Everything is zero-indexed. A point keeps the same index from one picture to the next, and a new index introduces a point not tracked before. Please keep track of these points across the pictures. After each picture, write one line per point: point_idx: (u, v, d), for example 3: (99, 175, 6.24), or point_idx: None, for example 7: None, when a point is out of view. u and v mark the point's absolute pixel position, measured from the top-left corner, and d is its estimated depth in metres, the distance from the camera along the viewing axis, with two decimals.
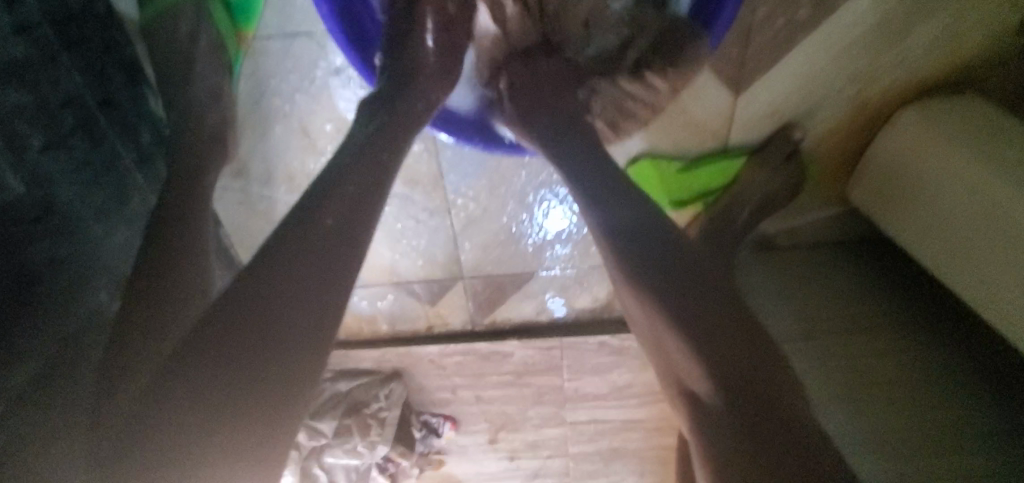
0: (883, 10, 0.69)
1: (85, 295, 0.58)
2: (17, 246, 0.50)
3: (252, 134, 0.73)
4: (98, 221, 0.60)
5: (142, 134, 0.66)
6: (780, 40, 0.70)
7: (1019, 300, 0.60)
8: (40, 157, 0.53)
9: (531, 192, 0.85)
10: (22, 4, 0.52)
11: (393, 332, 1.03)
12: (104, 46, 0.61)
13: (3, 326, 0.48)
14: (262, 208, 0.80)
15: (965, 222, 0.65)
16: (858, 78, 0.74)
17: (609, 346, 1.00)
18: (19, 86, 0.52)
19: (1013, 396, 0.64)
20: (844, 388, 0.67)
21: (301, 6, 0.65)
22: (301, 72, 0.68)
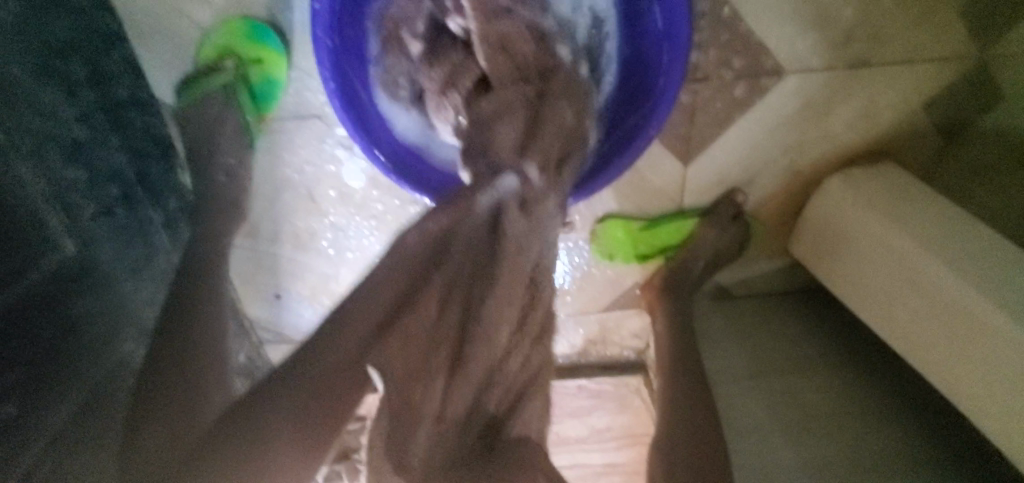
0: (805, 96, 0.82)
1: (117, 344, 0.65)
2: (61, 300, 0.57)
3: (265, 202, 0.84)
4: (128, 276, 0.67)
5: (169, 200, 0.75)
6: (721, 122, 0.83)
7: (927, 341, 0.69)
8: (89, 222, 0.61)
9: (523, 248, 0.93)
10: (83, 96, 0.62)
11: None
12: (143, 128, 0.71)
13: (45, 379, 0.55)
14: (268, 263, 0.90)
15: (879, 273, 0.76)
16: (789, 151, 0.86)
17: (587, 389, 1.03)
18: (78, 163, 0.61)
19: (936, 428, 0.72)
20: (793, 424, 0.75)
21: (313, 95, 0.75)
22: (310, 148, 0.79)
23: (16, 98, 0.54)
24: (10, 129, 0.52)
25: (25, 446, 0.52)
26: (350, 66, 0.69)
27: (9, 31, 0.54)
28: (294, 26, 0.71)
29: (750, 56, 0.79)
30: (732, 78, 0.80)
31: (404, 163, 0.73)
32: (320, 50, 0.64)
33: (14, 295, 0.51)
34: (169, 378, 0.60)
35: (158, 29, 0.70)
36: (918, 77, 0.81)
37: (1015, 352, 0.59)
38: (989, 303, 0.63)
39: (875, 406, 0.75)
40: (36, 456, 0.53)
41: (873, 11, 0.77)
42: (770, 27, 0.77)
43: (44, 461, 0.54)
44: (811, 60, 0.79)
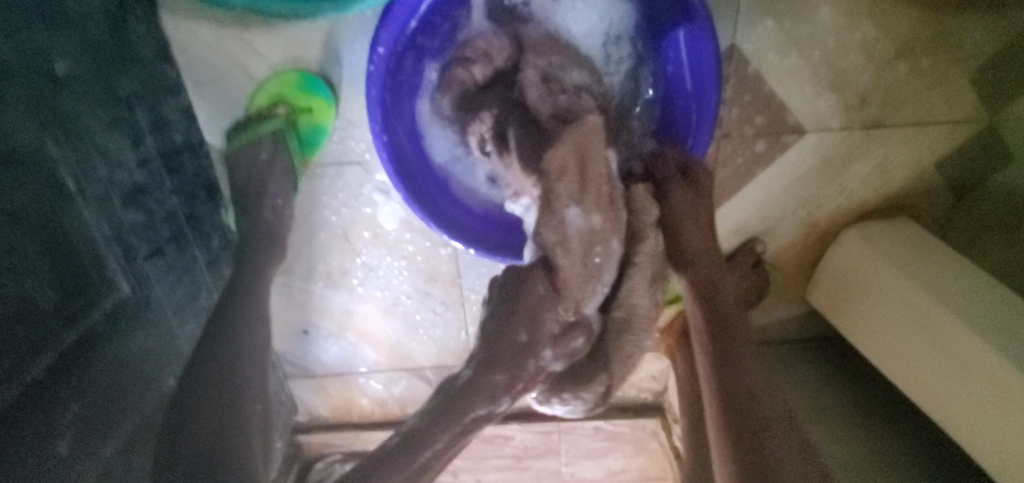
0: (822, 153, 0.85)
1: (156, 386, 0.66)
2: (115, 337, 0.59)
3: (302, 241, 0.87)
4: (175, 313, 0.69)
5: (213, 239, 0.77)
6: (742, 175, 0.87)
7: (942, 392, 0.71)
8: (143, 262, 0.63)
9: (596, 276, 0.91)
10: (143, 143, 0.65)
11: (383, 419, 1.07)
12: (194, 170, 0.74)
13: (96, 415, 0.56)
14: (300, 299, 0.93)
15: (892, 323, 0.78)
16: (806, 204, 0.89)
17: (604, 431, 1.09)
18: (136, 207, 0.63)
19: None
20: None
21: (356, 142, 0.79)
22: (349, 191, 0.83)
23: (87, 147, 0.57)
24: (81, 178, 0.56)
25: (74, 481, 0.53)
26: (397, 98, 0.71)
27: (79, 87, 0.57)
28: (342, 79, 0.75)
29: (770, 114, 0.82)
30: (753, 133, 0.84)
31: (434, 193, 0.75)
32: (373, 106, 0.67)
33: (70, 336, 0.53)
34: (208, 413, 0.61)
35: (213, 79, 0.74)
36: (929, 137, 0.85)
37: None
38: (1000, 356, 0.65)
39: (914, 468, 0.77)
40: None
41: (888, 75, 0.81)
42: (789, 88, 0.81)
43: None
44: (828, 119, 0.83)
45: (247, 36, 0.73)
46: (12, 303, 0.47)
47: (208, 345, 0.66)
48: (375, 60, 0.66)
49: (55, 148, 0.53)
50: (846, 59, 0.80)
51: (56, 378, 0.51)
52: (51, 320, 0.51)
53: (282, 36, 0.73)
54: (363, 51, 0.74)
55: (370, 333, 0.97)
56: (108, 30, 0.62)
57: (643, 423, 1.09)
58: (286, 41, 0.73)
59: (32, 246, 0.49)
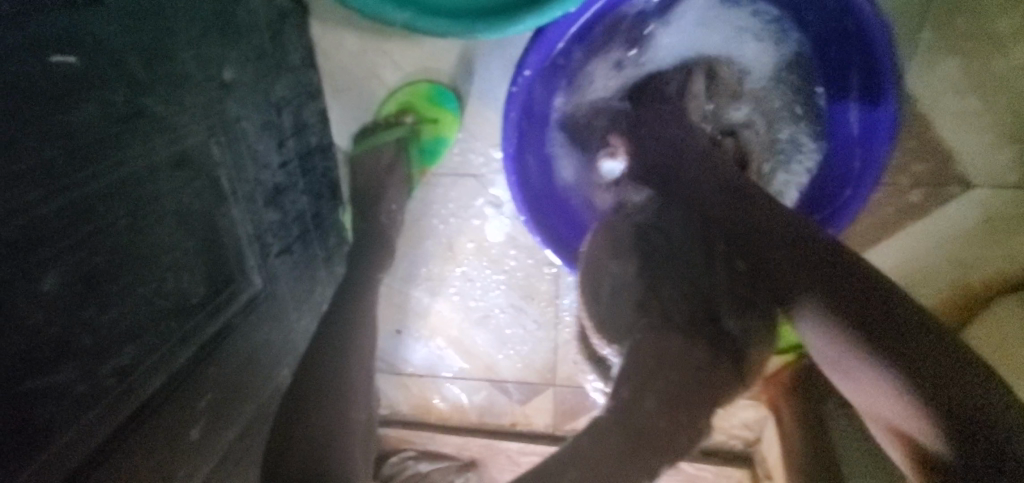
0: (989, 210, 0.74)
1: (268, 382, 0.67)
2: (246, 328, 0.61)
3: (407, 246, 0.88)
4: (294, 309, 0.70)
5: (330, 237, 0.79)
6: (889, 226, 0.77)
7: None
8: (275, 259, 0.65)
9: None
10: (286, 146, 0.67)
11: (459, 424, 1.06)
12: (322, 171, 0.76)
13: (226, 403, 0.59)
14: (398, 300, 0.94)
15: None
16: (959, 265, 0.78)
17: (684, 472, 1.03)
18: (273, 206, 0.65)
19: None
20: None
21: (476, 156, 0.79)
22: (460, 203, 0.82)
23: (242, 151, 0.59)
24: (235, 179, 0.58)
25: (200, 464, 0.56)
26: (533, 112, 0.67)
27: (240, 93, 0.59)
28: (472, 93, 0.75)
29: (934, 163, 0.73)
30: (909, 181, 0.75)
31: (544, 205, 0.72)
32: (508, 127, 0.64)
33: (212, 327, 0.56)
34: (322, 409, 0.56)
35: (347, 86, 0.75)
36: None
37: None
38: None
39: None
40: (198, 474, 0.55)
41: None
42: (964, 137, 0.71)
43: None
44: (1006, 174, 0.72)
45: (385, 46, 0.73)
46: (170, 298, 0.52)
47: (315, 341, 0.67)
48: (519, 82, 0.62)
49: (217, 151, 0.56)
50: None
51: (195, 366, 0.54)
52: (199, 312, 0.55)
53: (417, 48, 0.73)
54: (498, 68, 0.73)
55: (459, 340, 0.97)
56: (268, 37, 0.63)
57: (730, 472, 1.03)
58: (421, 54, 0.73)
59: (191, 244, 0.54)
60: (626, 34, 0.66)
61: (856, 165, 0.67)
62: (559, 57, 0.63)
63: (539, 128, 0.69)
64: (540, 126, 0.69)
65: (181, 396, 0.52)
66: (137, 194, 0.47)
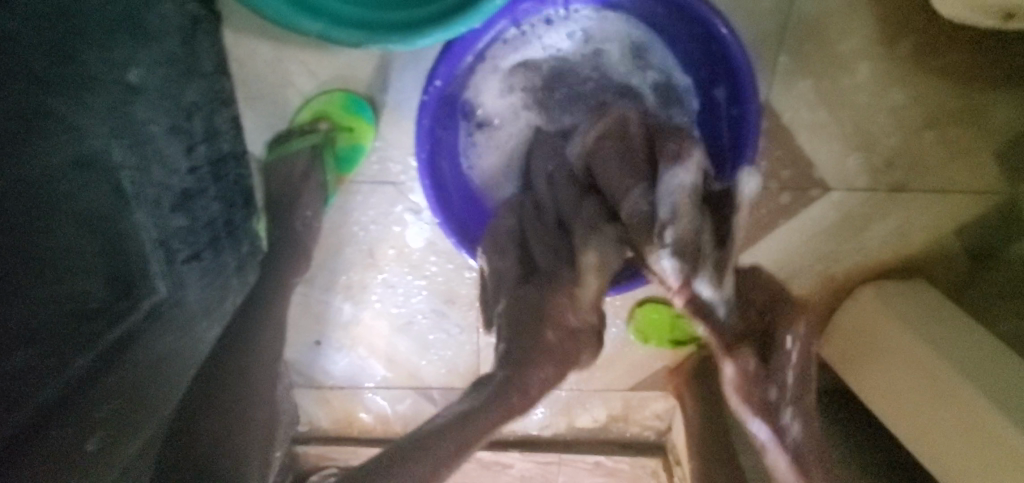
0: (844, 209, 0.87)
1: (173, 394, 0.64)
2: (151, 336, 0.59)
3: (326, 254, 0.88)
4: (203, 317, 0.68)
5: (243, 245, 0.78)
6: (766, 226, 0.88)
7: (954, 457, 0.72)
8: (181, 266, 0.64)
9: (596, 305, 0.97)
10: (196, 150, 0.65)
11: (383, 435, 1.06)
12: (234, 177, 0.75)
13: (132, 415, 0.56)
14: (317, 310, 0.93)
15: (905, 380, 0.79)
16: (823, 258, 0.91)
17: (603, 467, 1.10)
18: (182, 211, 0.63)
19: None
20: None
21: (393, 163, 0.81)
22: (380, 210, 0.84)
23: (150, 151, 0.58)
24: (140, 182, 0.57)
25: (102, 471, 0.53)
26: (443, 120, 0.72)
27: (149, 94, 0.58)
28: (388, 104, 0.77)
29: (798, 168, 0.84)
30: (781, 184, 0.85)
31: (455, 207, 0.75)
32: (420, 133, 0.68)
33: (112, 334, 0.54)
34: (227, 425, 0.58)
35: (259, 93, 0.75)
36: (951, 205, 0.87)
37: None
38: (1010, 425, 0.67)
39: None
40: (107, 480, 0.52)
41: (916, 142, 0.83)
42: (820, 146, 0.83)
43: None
44: (854, 178, 0.85)
45: (300, 54, 0.74)
46: (67, 300, 0.49)
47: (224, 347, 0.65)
48: (430, 91, 0.68)
49: (121, 152, 0.54)
50: (877, 123, 0.82)
51: (100, 374, 0.52)
52: (97, 320, 0.52)
53: (332, 57, 0.75)
54: (412, 80, 0.76)
55: (382, 348, 0.97)
56: (179, 41, 0.62)
57: (644, 461, 1.10)
58: (337, 63, 0.75)
59: (91, 246, 0.52)
60: (519, 44, 0.73)
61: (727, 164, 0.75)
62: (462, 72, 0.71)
63: (449, 135, 0.74)
64: (450, 133, 0.74)
65: (82, 403, 0.50)
66: (42, 199, 0.47)
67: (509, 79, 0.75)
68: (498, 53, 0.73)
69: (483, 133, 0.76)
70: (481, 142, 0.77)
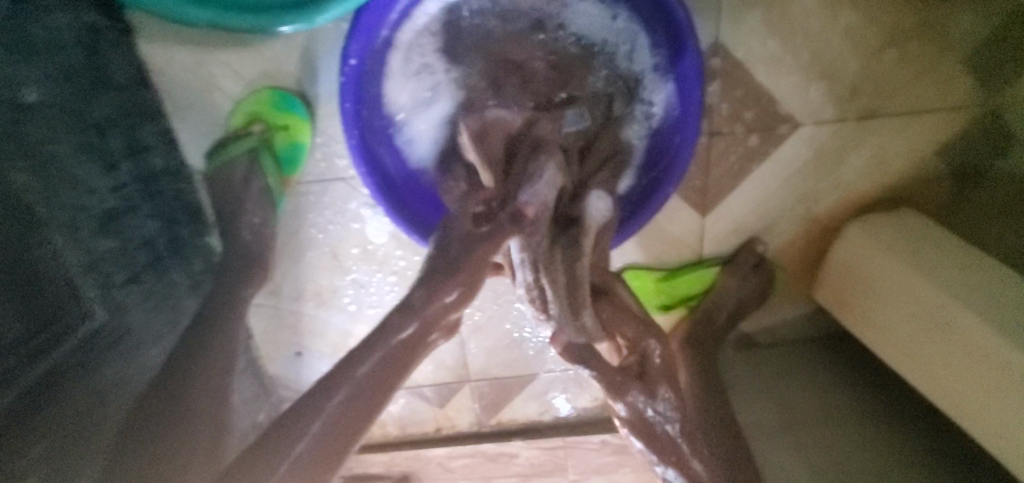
0: (816, 145, 0.83)
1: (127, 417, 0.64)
2: (91, 363, 0.59)
3: (290, 262, 0.86)
4: (155, 339, 0.68)
5: (195, 262, 0.76)
6: (736, 172, 0.84)
7: (959, 388, 0.67)
8: (119, 288, 0.63)
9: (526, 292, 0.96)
10: (117, 169, 0.66)
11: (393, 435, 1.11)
12: (173, 193, 0.74)
13: (82, 443, 0.57)
14: (291, 321, 0.91)
15: (900, 315, 0.75)
16: (805, 199, 0.86)
17: (611, 445, 1.05)
18: (110, 231, 0.63)
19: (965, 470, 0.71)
20: (821, 463, 0.74)
21: (338, 158, 0.78)
22: (335, 209, 0.81)
23: (55, 172, 0.57)
24: (52, 206, 0.56)
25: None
26: (370, 101, 0.71)
27: (46, 115, 0.57)
28: (320, 96, 0.74)
29: (760, 106, 0.80)
30: (744, 126, 0.81)
31: (398, 192, 0.74)
32: (346, 117, 0.68)
33: (45, 363, 0.53)
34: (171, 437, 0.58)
35: (190, 104, 0.74)
36: (929, 126, 0.82)
37: None
38: (1010, 343, 0.62)
39: (923, 458, 0.73)
40: None
41: (879, 62, 0.78)
42: (779, 79, 0.79)
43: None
44: (820, 109, 0.81)
45: (222, 57, 0.72)
46: None
47: (176, 363, 0.63)
48: (346, 71, 0.67)
49: (23, 176, 0.53)
50: (835, 47, 0.77)
51: (35, 405, 0.52)
52: (22, 349, 0.51)
53: (255, 55, 0.72)
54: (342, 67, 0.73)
55: None
56: (80, 57, 0.63)
57: None
58: (260, 59, 0.73)
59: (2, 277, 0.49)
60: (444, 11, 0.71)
61: (676, 110, 0.73)
62: (377, 46, 0.69)
63: (384, 120, 0.73)
64: (382, 116, 0.72)
65: (20, 441, 0.50)
66: None
67: (437, 49, 0.72)
68: (421, 34, 0.71)
69: (420, 113, 0.73)
70: (421, 124, 0.74)
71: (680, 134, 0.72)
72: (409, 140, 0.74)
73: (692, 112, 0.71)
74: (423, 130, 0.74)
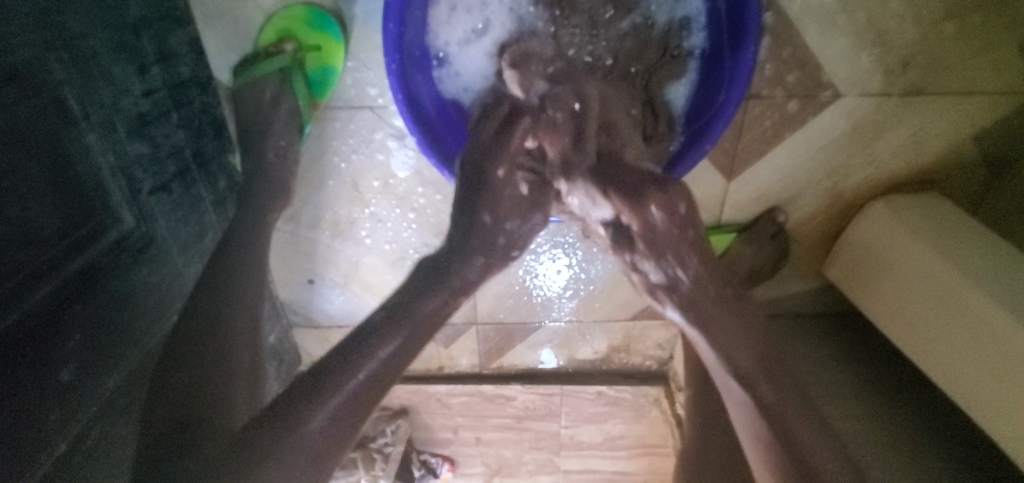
0: (853, 119, 0.82)
1: (151, 330, 0.65)
2: (118, 269, 0.60)
3: (310, 187, 0.85)
4: (179, 252, 0.68)
5: (220, 180, 0.75)
6: (770, 139, 0.83)
7: (966, 370, 0.69)
8: (148, 196, 0.63)
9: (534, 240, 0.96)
10: (149, 73, 0.64)
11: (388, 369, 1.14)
12: (201, 105, 0.72)
13: (108, 345, 0.59)
14: (306, 248, 0.90)
15: (915, 296, 0.76)
16: (833, 174, 0.86)
17: (606, 396, 1.10)
18: (141, 138, 0.62)
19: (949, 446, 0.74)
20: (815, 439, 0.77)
21: (370, 85, 0.76)
22: (361, 138, 0.80)
23: (92, 71, 0.57)
24: (86, 102, 0.56)
25: (79, 407, 0.56)
26: (411, 27, 0.68)
27: (81, 6, 0.55)
28: (357, 18, 0.72)
29: (804, 72, 0.78)
30: (785, 92, 0.80)
31: (432, 127, 0.73)
32: (388, 40, 0.65)
33: (72, 265, 0.54)
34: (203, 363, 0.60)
35: (223, 13, 0.72)
36: (970, 110, 0.80)
37: None
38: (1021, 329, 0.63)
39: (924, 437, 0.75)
40: (63, 413, 0.54)
41: (933, 38, 0.76)
42: (828, 46, 0.77)
43: (85, 435, 0.57)
44: (864, 82, 0.79)
45: None
46: (16, 225, 0.49)
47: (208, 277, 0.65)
48: None
49: (59, 68, 0.53)
50: (889, 16, 0.75)
51: (62, 306, 0.53)
52: (56, 245, 0.53)
53: None
54: None
55: (375, 285, 0.94)
56: None
57: (646, 390, 1.10)
58: None
59: (32, 169, 0.50)
60: None
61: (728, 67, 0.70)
62: None
63: (422, 50, 0.71)
64: (420, 44, 0.71)
65: (53, 334, 0.52)
66: None
67: None
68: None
69: (460, 43, 0.73)
70: (457, 56, 0.74)
71: (726, 93, 0.69)
72: (444, 72, 0.74)
73: (745, 69, 0.67)
74: (460, 63, 0.74)
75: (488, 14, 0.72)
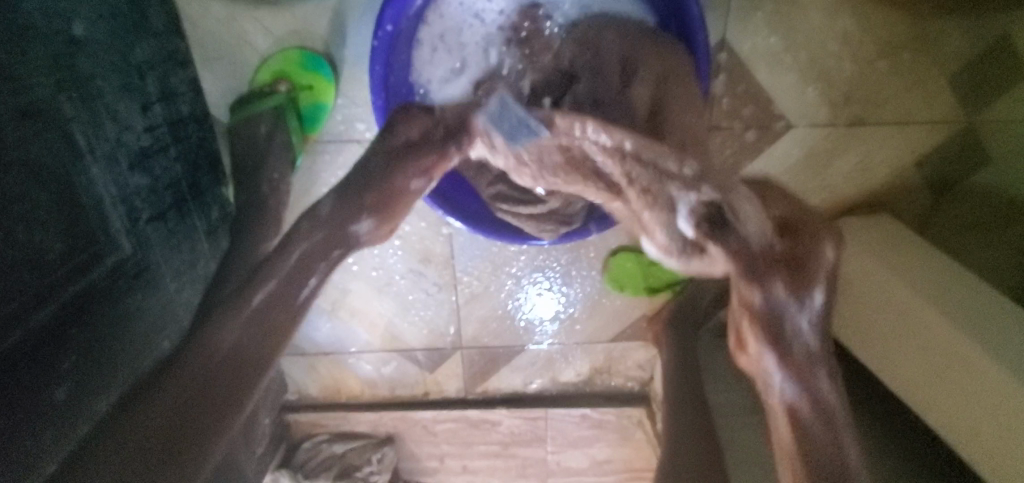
0: (807, 148, 0.89)
1: (142, 353, 0.67)
2: (115, 293, 0.63)
3: (299, 218, 0.88)
4: (173, 278, 0.72)
5: (213, 210, 0.79)
6: (731, 167, 0.90)
7: (915, 376, 0.71)
8: (145, 224, 0.67)
9: (516, 265, 1.00)
10: (151, 111, 0.68)
11: (371, 397, 1.13)
12: (197, 140, 0.76)
13: (102, 365, 0.61)
14: None
15: (867, 307, 0.80)
16: (789, 198, 0.92)
17: (590, 419, 1.13)
18: (141, 170, 0.66)
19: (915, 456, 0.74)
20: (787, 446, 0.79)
21: (359, 120, 0.81)
22: (349, 169, 0.84)
23: (99, 109, 0.61)
24: (92, 136, 0.60)
25: (71, 426, 0.58)
26: (395, 67, 0.75)
27: (93, 49, 0.61)
28: (347, 60, 0.78)
29: (757, 105, 0.86)
30: (742, 124, 0.87)
31: None
32: (374, 79, 0.72)
33: (71, 287, 0.58)
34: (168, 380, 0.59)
35: (220, 57, 0.77)
36: (911, 138, 0.88)
37: (992, 382, 0.63)
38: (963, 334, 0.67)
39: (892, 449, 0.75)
40: (50, 432, 0.55)
41: (870, 74, 0.84)
42: (777, 82, 0.85)
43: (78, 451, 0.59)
44: (812, 113, 0.86)
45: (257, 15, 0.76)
46: (21, 249, 0.52)
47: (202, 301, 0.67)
48: (381, 36, 0.71)
49: (69, 106, 0.57)
50: (829, 55, 0.83)
51: (61, 326, 0.56)
52: (59, 266, 0.56)
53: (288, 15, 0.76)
54: (368, 33, 0.77)
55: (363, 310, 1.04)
56: None
57: (629, 412, 1.13)
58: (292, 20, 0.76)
59: (42, 195, 0.54)
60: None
61: None
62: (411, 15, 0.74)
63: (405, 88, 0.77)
64: (405, 83, 0.77)
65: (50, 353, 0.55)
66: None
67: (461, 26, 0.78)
68: (434, 10, 0.77)
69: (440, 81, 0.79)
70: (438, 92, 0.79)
71: None
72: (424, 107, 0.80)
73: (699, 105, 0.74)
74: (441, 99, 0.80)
75: (466, 55, 0.79)
